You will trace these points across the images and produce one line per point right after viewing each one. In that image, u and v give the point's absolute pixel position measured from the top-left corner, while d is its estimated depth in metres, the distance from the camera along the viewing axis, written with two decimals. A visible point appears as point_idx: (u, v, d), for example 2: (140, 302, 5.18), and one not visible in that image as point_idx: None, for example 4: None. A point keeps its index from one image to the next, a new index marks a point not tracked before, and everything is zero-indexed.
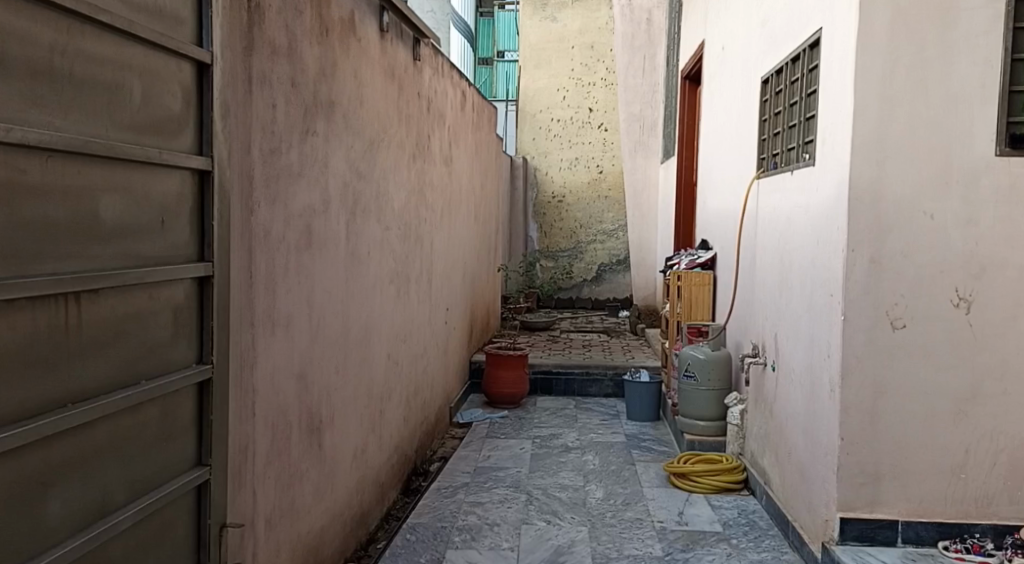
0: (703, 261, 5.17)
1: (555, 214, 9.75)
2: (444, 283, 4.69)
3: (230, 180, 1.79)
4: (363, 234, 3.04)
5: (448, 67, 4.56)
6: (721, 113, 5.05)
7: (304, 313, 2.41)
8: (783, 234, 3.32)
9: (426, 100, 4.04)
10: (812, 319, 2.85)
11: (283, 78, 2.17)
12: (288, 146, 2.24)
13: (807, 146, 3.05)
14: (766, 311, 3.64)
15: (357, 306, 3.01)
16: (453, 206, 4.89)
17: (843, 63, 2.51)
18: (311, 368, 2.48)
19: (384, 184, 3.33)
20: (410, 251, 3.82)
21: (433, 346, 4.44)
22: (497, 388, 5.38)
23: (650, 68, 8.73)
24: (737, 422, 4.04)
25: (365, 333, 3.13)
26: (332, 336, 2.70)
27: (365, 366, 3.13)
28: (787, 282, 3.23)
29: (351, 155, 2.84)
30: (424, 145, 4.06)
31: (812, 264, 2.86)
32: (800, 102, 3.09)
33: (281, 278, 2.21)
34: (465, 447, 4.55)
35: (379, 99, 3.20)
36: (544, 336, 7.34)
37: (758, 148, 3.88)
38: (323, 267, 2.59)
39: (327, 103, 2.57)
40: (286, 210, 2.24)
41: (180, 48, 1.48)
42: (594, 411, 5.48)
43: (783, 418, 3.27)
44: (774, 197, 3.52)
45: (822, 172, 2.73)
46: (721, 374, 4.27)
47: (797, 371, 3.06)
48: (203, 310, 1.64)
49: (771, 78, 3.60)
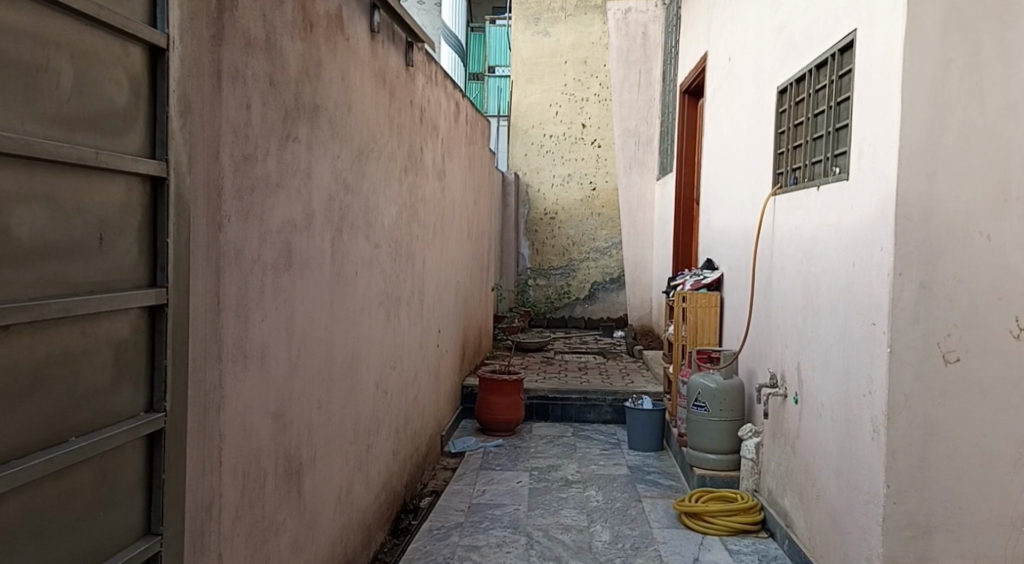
0: (708, 282, 4.90)
1: (547, 231, 9.50)
2: (436, 304, 4.39)
3: (190, 190, 1.49)
4: (351, 253, 2.75)
5: (443, 76, 4.30)
6: (727, 127, 4.81)
7: (283, 344, 2.12)
8: (808, 255, 3.05)
9: (419, 109, 3.78)
10: (847, 349, 2.57)
11: (259, 75, 1.89)
12: (265, 152, 1.95)
13: (837, 159, 2.79)
14: (786, 338, 3.38)
15: (344, 334, 2.71)
16: (446, 223, 4.61)
17: (888, 66, 2.26)
18: (289, 405, 2.18)
19: (375, 198, 3.05)
20: (401, 271, 3.53)
21: (424, 371, 4.14)
22: (491, 414, 5.05)
23: (646, 84, 8.54)
24: (753, 457, 3.77)
25: (352, 363, 2.83)
26: (315, 368, 2.41)
27: (352, 399, 2.83)
28: (813, 307, 2.97)
29: (337, 165, 2.56)
30: (417, 158, 3.78)
31: (847, 288, 2.59)
32: (828, 112, 2.84)
33: (255, 304, 1.92)
34: (458, 481, 4.23)
35: (370, 105, 2.92)
36: (538, 357, 7.05)
37: (775, 163, 3.64)
38: (305, 290, 2.29)
39: (311, 107, 2.29)
40: (262, 225, 1.95)
41: (128, 26, 1.19)
42: (593, 439, 5.18)
43: (809, 457, 2.99)
44: (795, 214, 3.25)
45: (859, 188, 2.47)
46: (733, 404, 3.98)
47: (827, 406, 2.77)
48: (155, 346, 1.31)
49: (792, 87, 3.36)
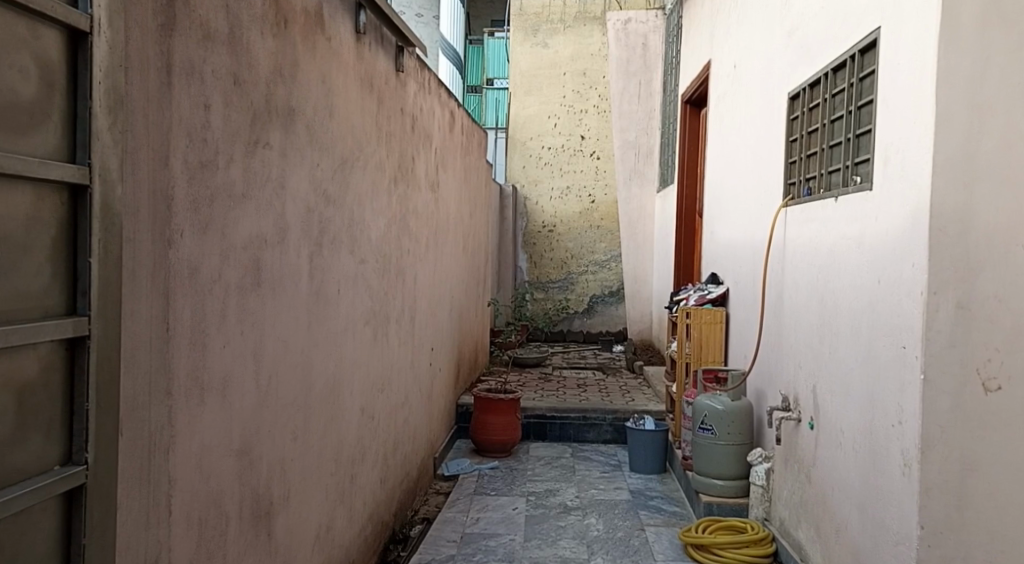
0: (713, 297, 4.70)
1: (544, 244, 9.30)
2: (429, 320, 4.17)
3: (123, 199, 1.29)
4: (332, 268, 2.55)
5: (436, 84, 4.11)
6: (733, 136, 4.63)
7: (248, 369, 1.91)
8: (824, 270, 2.86)
9: (411, 119, 3.58)
10: (873, 373, 2.36)
11: (220, 73, 1.69)
12: (227, 158, 1.75)
13: (858, 167, 2.63)
14: (800, 358, 3.17)
15: (325, 356, 2.50)
16: (440, 237, 4.40)
17: (919, 64, 2.06)
18: (254, 438, 1.95)
19: (361, 211, 2.85)
20: (390, 287, 3.32)
21: (416, 392, 3.91)
22: (487, 435, 4.81)
23: (646, 95, 8.38)
24: (762, 483, 3.55)
25: (335, 387, 2.62)
26: (289, 394, 2.19)
27: (334, 426, 2.62)
28: (830, 327, 2.77)
29: (316, 175, 2.35)
30: (408, 168, 3.58)
31: (870, 308, 2.39)
32: (846, 118, 2.70)
33: (213, 327, 1.71)
34: (451, 508, 3.99)
35: (356, 112, 2.73)
36: (535, 373, 6.82)
37: (787, 173, 3.46)
38: (276, 308, 2.08)
39: (286, 110, 2.09)
40: (223, 239, 1.75)
41: (36, 4, 0.99)
42: (592, 460, 4.95)
43: (827, 487, 2.77)
44: (809, 226, 3.06)
45: (885, 198, 2.28)
46: (740, 427, 3.77)
47: (849, 435, 2.55)
48: (74, 386, 1.10)
49: (807, 92, 3.19)
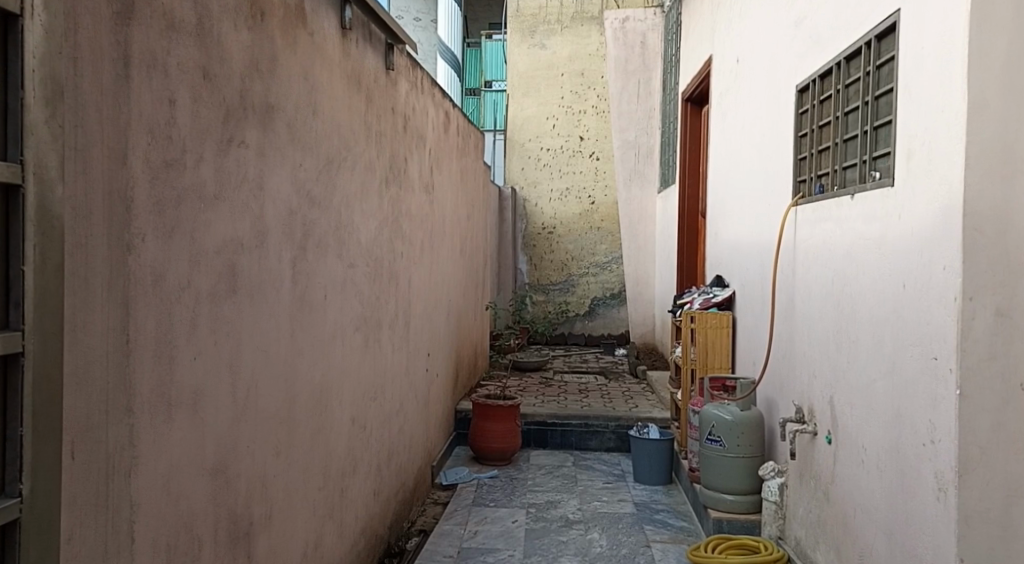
0: (718, 301, 4.57)
1: (544, 246, 9.19)
2: (424, 325, 4.05)
3: (65, 199, 1.18)
4: (319, 273, 2.44)
5: (430, 83, 4.00)
6: (736, 134, 4.51)
7: (223, 382, 1.81)
8: (841, 273, 2.80)
9: (403, 118, 3.47)
10: (898, 386, 2.32)
11: (188, 67, 1.59)
12: (196, 158, 1.65)
13: (876, 162, 2.58)
14: (814, 368, 3.11)
15: (312, 366, 2.39)
16: (435, 240, 4.28)
17: (947, 49, 2.02)
18: (231, 456, 1.84)
19: (350, 213, 2.74)
20: (382, 292, 3.20)
21: (411, 400, 3.79)
22: (486, 443, 4.68)
23: (645, 94, 8.26)
24: (776, 500, 3.48)
25: (324, 398, 2.51)
26: (272, 407, 2.09)
27: (323, 440, 2.51)
28: (850, 336, 2.72)
29: (298, 175, 2.24)
30: (400, 168, 3.46)
31: (895, 314, 2.35)
32: (862, 109, 2.67)
33: (181, 338, 1.61)
34: (448, 520, 3.85)
35: (342, 109, 2.62)
36: (536, 377, 6.69)
37: (796, 170, 3.36)
38: (256, 316, 1.97)
39: (264, 107, 1.99)
40: (192, 244, 1.65)
41: None
42: (596, 470, 4.83)
43: (851, 505, 2.71)
44: (821, 226, 2.98)
45: (910, 198, 2.25)
46: (751, 439, 3.68)
47: (874, 452, 2.50)
48: (7, 407, 1.01)
49: (818, 83, 3.10)
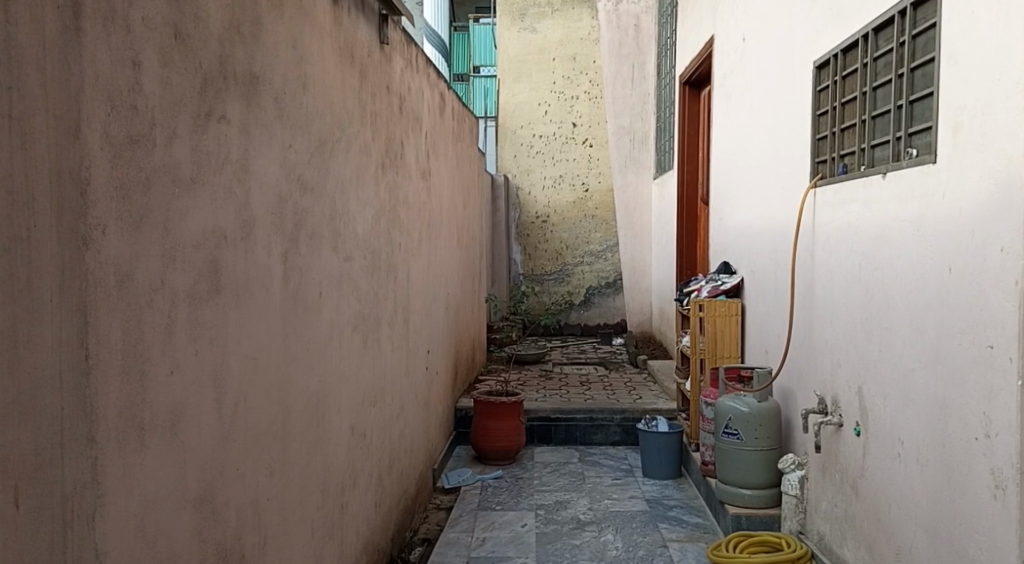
0: (727, 288, 4.16)
1: (538, 235, 8.93)
2: (423, 321, 3.80)
3: None
4: (313, 267, 2.18)
5: (424, 62, 3.72)
6: (742, 115, 4.21)
7: (206, 396, 1.55)
8: (870, 255, 2.44)
9: (398, 98, 3.20)
10: (942, 374, 2.03)
11: (154, 24, 1.33)
12: (168, 133, 1.39)
13: (913, 139, 2.23)
14: (838, 355, 2.72)
15: (308, 372, 2.13)
16: (432, 230, 4.01)
17: (1004, 17, 1.74)
18: (216, 480, 1.60)
19: (345, 200, 2.48)
20: (380, 286, 2.94)
21: (412, 401, 3.55)
22: (489, 442, 4.41)
23: (639, 78, 7.98)
24: (796, 493, 3.09)
25: (322, 405, 2.26)
26: (263, 420, 1.83)
27: (322, 452, 2.26)
28: (880, 321, 2.39)
29: (288, 158, 1.98)
30: (397, 153, 3.20)
31: (940, 297, 2.05)
32: (895, 83, 2.33)
33: (154, 349, 1.35)
34: (454, 527, 3.57)
35: (335, 86, 2.36)
36: (535, 370, 6.45)
37: (814, 151, 3.01)
38: (243, 318, 1.72)
39: (247, 77, 1.73)
40: (166, 237, 1.40)
41: None
42: (603, 465, 4.46)
43: (882, 502, 2.39)
44: (845, 207, 2.63)
45: (957, 174, 1.94)
46: (771, 431, 3.24)
47: (911, 444, 2.20)
48: None
49: (839, 57, 2.76)
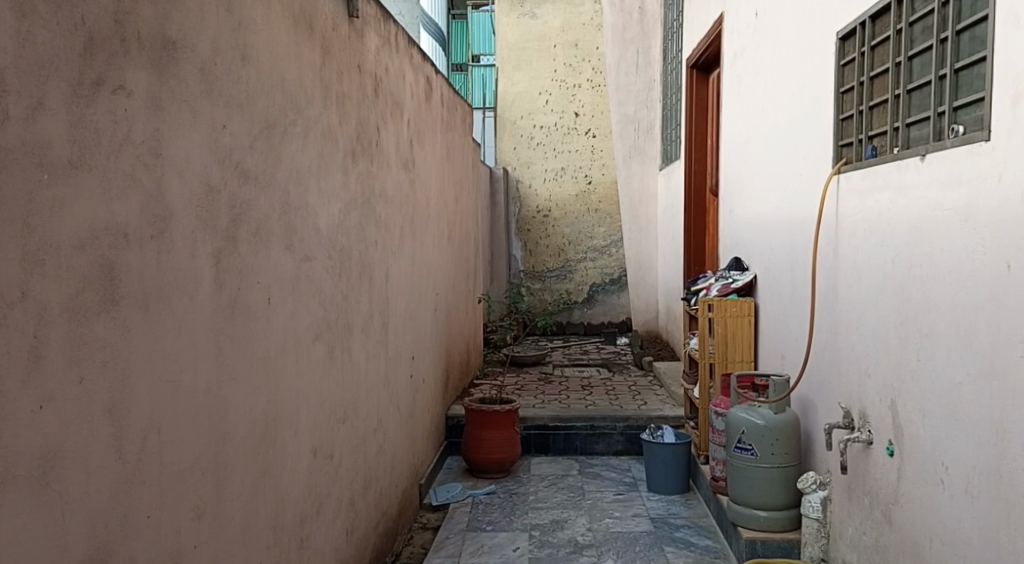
0: (738, 287, 3.81)
1: (539, 231, 8.60)
2: (407, 325, 3.49)
3: None
4: (258, 269, 1.87)
5: (405, 41, 3.41)
6: (755, 97, 3.89)
7: (98, 432, 1.25)
8: (905, 250, 2.12)
9: (372, 79, 2.89)
10: (997, 391, 1.67)
11: None
12: (32, 101, 1.09)
13: (959, 113, 1.90)
14: (867, 362, 2.38)
15: (252, 392, 1.83)
16: (418, 226, 3.71)
17: None
18: (116, 533, 1.30)
19: (303, 192, 2.19)
20: (350, 289, 2.64)
21: (393, 413, 3.25)
22: (481, 454, 4.11)
23: (644, 64, 7.57)
24: (818, 516, 2.71)
25: (272, 429, 1.96)
26: (187, 455, 1.53)
27: (272, 483, 1.96)
28: (918, 325, 2.04)
29: (221, 141, 1.68)
30: (371, 140, 2.89)
31: (996, 298, 1.68)
32: (936, 50, 1.99)
33: (11, 379, 1.05)
34: (440, 551, 3.26)
35: (287, 60, 2.05)
36: (534, 373, 6.12)
37: (837, 133, 2.68)
38: (157, 335, 1.42)
39: (160, 40, 1.42)
40: (28, 235, 1.09)
41: None
42: (604, 479, 4.14)
43: (919, 537, 2.04)
44: (875, 198, 2.32)
45: (1018, 152, 1.60)
46: (789, 445, 2.89)
47: (958, 471, 1.83)
48: None
49: (867, 26, 2.42)
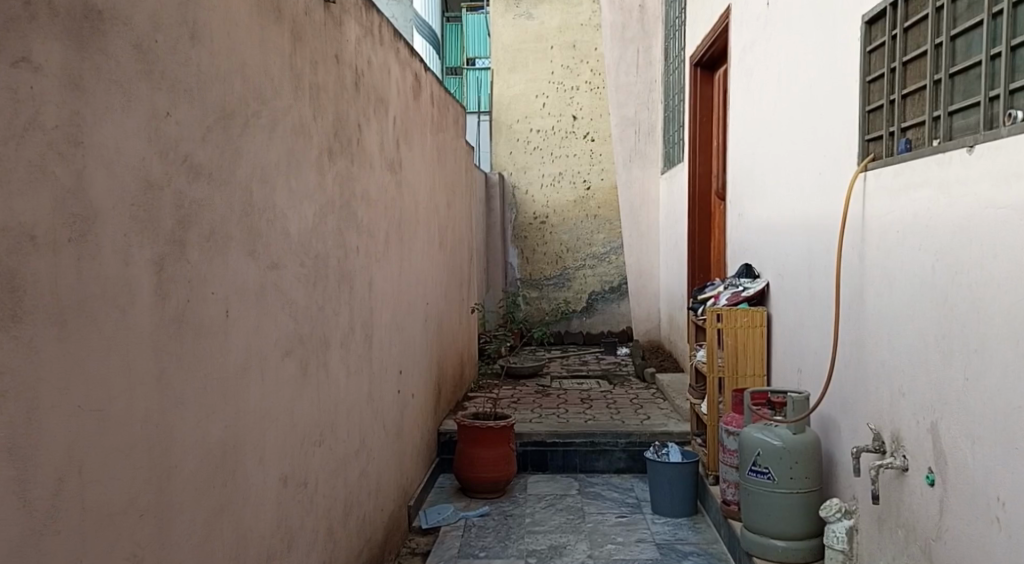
0: (749, 296, 3.62)
1: (537, 237, 8.38)
2: (393, 336, 3.27)
3: None
4: (213, 277, 1.65)
5: (389, 34, 3.20)
6: (766, 93, 3.69)
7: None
8: (947, 252, 2.01)
9: (352, 71, 2.68)
10: None
11: None
12: None
13: (1016, 98, 1.74)
14: (901, 379, 2.28)
15: (206, 419, 1.61)
16: (405, 231, 3.49)
17: None
18: None
19: (267, 191, 1.97)
20: (325, 299, 2.42)
21: (377, 433, 3.02)
22: (475, 473, 3.88)
23: (644, 64, 7.40)
24: (844, 548, 2.57)
25: (233, 459, 1.73)
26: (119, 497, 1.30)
27: (233, 521, 1.72)
28: (963, 338, 1.92)
29: (163, 131, 1.46)
30: (350, 137, 2.68)
31: None
32: (987, 27, 1.85)
33: None
34: None
35: (249, 44, 1.84)
36: (532, 385, 5.89)
37: (863, 125, 2.61)
38: (82, 356, 1.19)
39: (81, 7, 1.20)
40: None
41: None
42: (606, 499, 3.92)
43: None
44: (909, 195, 2.23)
45: None
46: (809, 469, 2.72)
47: (1015, 506, 1.68)
48: None
49: (901, 6, 2.34)
